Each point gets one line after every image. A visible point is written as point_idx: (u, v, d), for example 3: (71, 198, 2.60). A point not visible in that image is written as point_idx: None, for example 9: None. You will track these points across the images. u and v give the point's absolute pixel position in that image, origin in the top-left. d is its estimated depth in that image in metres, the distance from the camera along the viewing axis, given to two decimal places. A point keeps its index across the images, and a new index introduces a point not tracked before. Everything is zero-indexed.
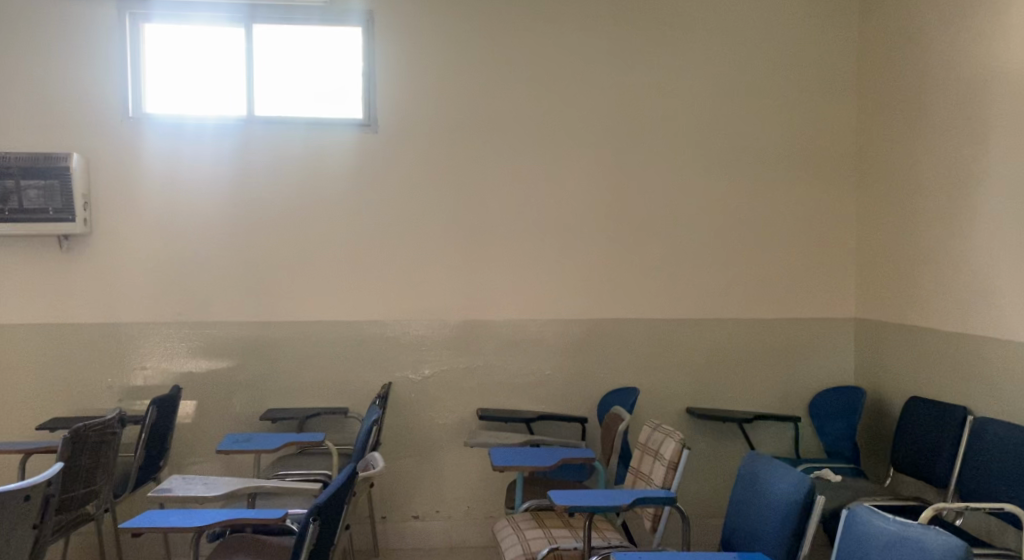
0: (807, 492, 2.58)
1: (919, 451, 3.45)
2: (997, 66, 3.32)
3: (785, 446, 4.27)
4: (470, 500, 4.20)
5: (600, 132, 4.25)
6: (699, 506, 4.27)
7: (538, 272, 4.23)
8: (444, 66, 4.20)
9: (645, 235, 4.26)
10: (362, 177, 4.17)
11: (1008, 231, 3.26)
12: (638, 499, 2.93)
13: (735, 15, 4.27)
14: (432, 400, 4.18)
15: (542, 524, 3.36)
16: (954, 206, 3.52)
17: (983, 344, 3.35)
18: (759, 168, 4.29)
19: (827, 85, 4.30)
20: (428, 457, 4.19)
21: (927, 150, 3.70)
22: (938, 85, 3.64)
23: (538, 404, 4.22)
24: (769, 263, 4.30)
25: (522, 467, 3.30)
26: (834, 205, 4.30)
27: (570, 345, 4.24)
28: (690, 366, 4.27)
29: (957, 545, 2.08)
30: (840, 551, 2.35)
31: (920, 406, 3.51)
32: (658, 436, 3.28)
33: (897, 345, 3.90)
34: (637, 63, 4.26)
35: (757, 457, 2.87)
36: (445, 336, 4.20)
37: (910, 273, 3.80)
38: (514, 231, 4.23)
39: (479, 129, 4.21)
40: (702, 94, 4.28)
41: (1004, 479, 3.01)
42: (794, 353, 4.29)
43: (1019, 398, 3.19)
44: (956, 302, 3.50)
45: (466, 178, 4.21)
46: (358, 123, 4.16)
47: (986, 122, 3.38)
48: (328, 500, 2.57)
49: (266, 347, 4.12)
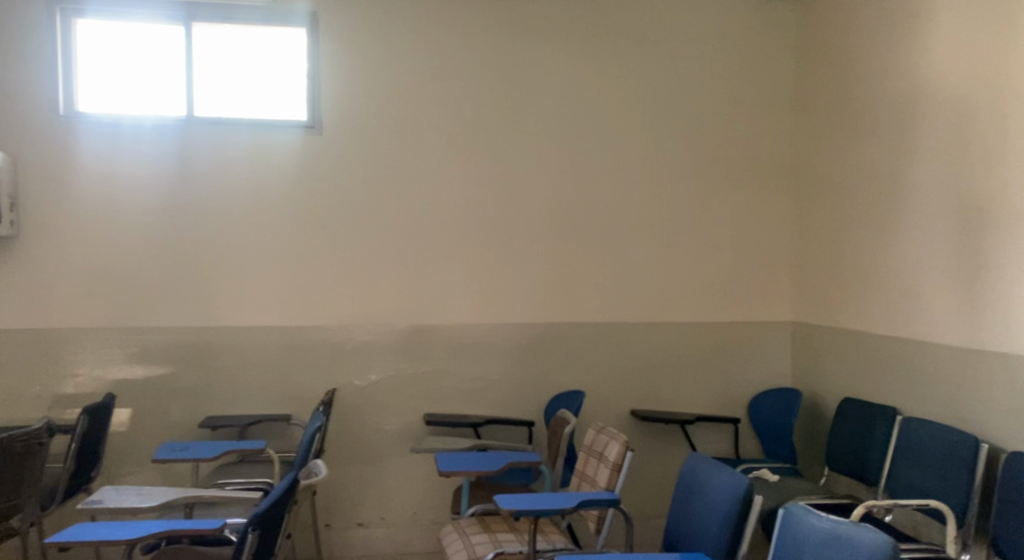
0: (745, 492, 2.62)
1: (852, 450, 3.54)
2: (923, 76, 3.43)
3: (725, 447, 4.35)
4: (416, 506, 4.18)
5: (544, 137, 4.28)
6: (643, 508, 4.32)
7: (484, 276, 4.24)
8: (390, 69, 4.18)
9: (589, 240, 4.30)
10: (306, 179, 4.12)
11: (931, 237, 3.37)
12: (582, 502, 2.95)
13: (676, 22, 4.35)
14: (377, 406, 4.15)
15: (487, 529, 3.35)
16: (884, 211, 3.63)
17: (908, 345, 3.46)
18: (701, 175, 4.36)
19: (767, 94, 4.40)
20: (372, 464, 4.15)
21: (859, 157, 3.82)
22: (869, 95, 3.76)
23: (483, 409, 4.22)
24: (711, 267, 4.37)
25: (467, 471, 3.29)
26: (772, 211, 4.40)
27: (516, 349, 4.25)
28: (634, 369, 4.32)
29: (886, 541, 2.13)
30: (778, 550, 2.40)
31: (853, 406, 3.62)
32: (602, 439, 3.30)
33: (832, 347, 4.00)
34: (582, 70, 4.30)
35: (698, 458, 2.92)
36: (390, 341, 4.17)
37: (844, 277, 3.91)
38: (459, 235, 4.22)
39: (424, 132, 4.20)
40: (645, 101, 4.34)
41: (927, 476, 3.11)
42: (735, 356, 4.38)
43: (938, 397, 3.30)
44: (886, 306, 3.61)
45: (411, 182, 4.19)
46: (303, 125, 4.11)
47: (912, 130, 3.48)
48: (267, 509, 2.52)
49: (205, 354, 4.04)
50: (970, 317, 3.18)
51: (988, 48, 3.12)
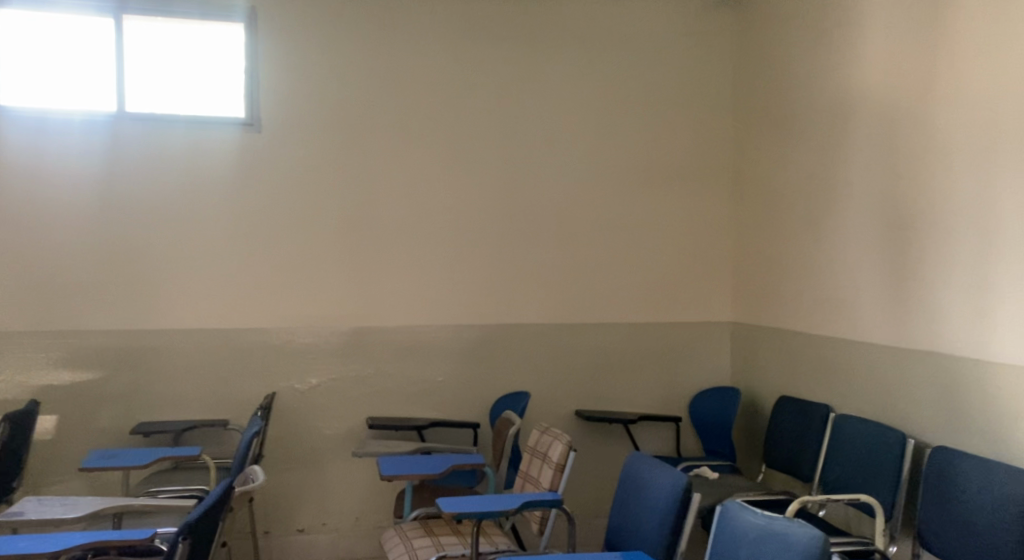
0: (684, 489, 2.64)
1: (788, 448, 3.61)
2: (852, 79, 3.51)
3: (667, 446, 4.39)
4: (358, 511, 4.13)
5: (487, 137, 4.27)
6: (587, 508, 4.33)
7: (426, 277, 4.21)
8: (328, 68, 4.12)
9: (532, 240, 4.30)
10: (243, 177, 4.03)
11: (860, 237, 3.45)
12: (524, 503, 2.94)
13: (617, 24, 4.38)
14: (318, 410, 4.09)
15: (430, 532, 3.32)
16: (819, 212, 3.71)
17: (841, 344, 3.54)
18: (642, 176, 4.40)
19: (707, 98, 4.47)
20: (313, 469, 4.08)
21: (795, 158, 3.90)
22: (803, 98, 3.84)
23: (427, 411, 4.18)
24: (652, 267, 4.42)
25: (410, 475, 3.25)
26: (712, 212, 4.47)
27: (459, 351, 4.23)
28: (578, 370, 4.34)
29: (817, 536, 2.15)
30: (715, 548, 2.42)
31: (790, 404, 3.69)
32: (546, 440, 3.30)
33: (769, 346, 4.08)
34: (524, 72, 4.30)
35: (639, 457, 2.93)
36: (331, 344, 4.11)
37: (781, 278, 3.99)
38: (402, 236, 4.18)
39: (365, 130, 4.15)
40: (587, 104, 4.36)
41: (857, 471, 3.17)
42: (676, 355, 4.42)
43: (867, 393, 3.38)
44: (821, 305, 3.68)
45: (352, 181, 4.14)
46: (241, 122, 4.03)
47: (843, 132, 3.57)
48: (200, 517, 2.45)
49: (137, 358, 3.93)
50: (894, 314, 3.25)
51: (910, 53, 3.20)
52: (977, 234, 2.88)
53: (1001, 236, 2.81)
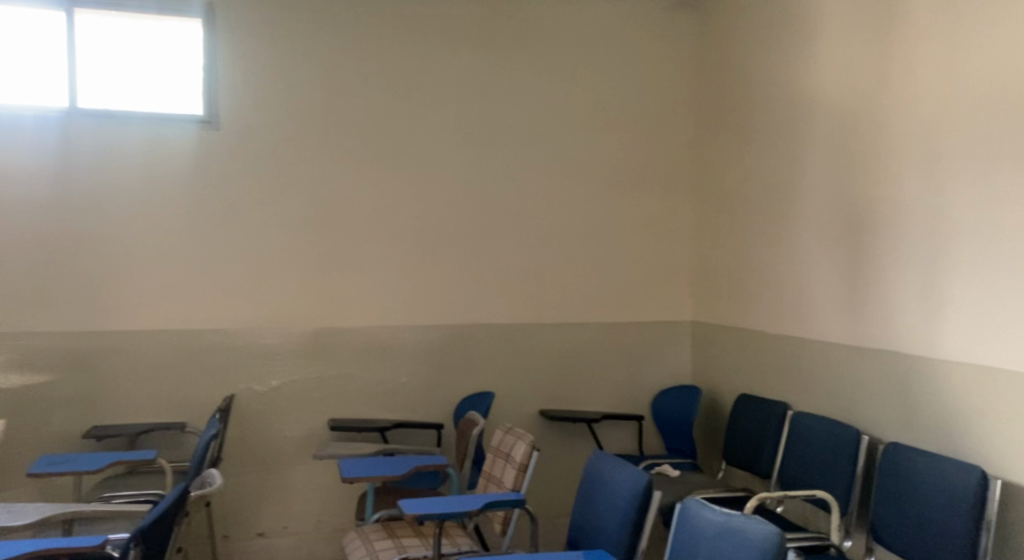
0: (645, 487, 2.65)
1: (747, 445, 3.65)
2: (809, 80, 3.55)
3: (630, 445, 4.41)
4: (320, 513, 4.08)
5: (449, 136, 4.25)
6: (550, 507, 4.33)
7: (388, 277, 4.18)
8: (288, 67, 4.06)
9: (495, 240, 4.29)
10: (201, 176, 3.97)
11: (817, 236, 3.49)
12: (487, 503, 2.91)
13: (579, 24, 4.39)
14: (278, 412, 4.03)
15: (391, 534, 3.29)
16: (777, 211, 3.76)
17: (798, 342, 3.58)
18: (604, 175, 4.42)
19: (668, 100, 4.50)
20: (273, 471, 4.03)
21: (754, 158, 3.94)
22: (762, 98, 3.88)
23: (389, 412, 4.15)
24: (614, 266, 4.44)
25: (372, 476, 3.21)
26: (673, 212, 4.50)
27: (421, 351, 4.20)
28: (541, 370, 4.33)
29: (773, 531, 2.17)
30: (675, 545, 2.43)
31: (750, 401, 3.72)
32: (510, 439, 3.29)
33: (729, 344, 4.11)
34: (486, 72, 4.29)
35: (601, 456, 2.94)
36: (291, 345, 4.06)
37: (741, 277, 4.02)
38: (363, 235, 4.15)
39: (325, 129, 4.11)
40: (549, 104, 4.36)
41: (814, 467, 3.21)
42: (638, 354, 4.44)
43: (823, 391, 3.42)
44: (779, 303, 3.73)
45: (312, 180, 4.09)
46: (198, 120, 3.96)
47: (800, 133, 3.61)
48: (153, 522, 2.40)
49: (91, 360, 3.84)
50: (849, 312, 3.29)
51: (864, 55, 3.24)
52: (928, 232, 2.92)
53: (950, 234, 2.85)
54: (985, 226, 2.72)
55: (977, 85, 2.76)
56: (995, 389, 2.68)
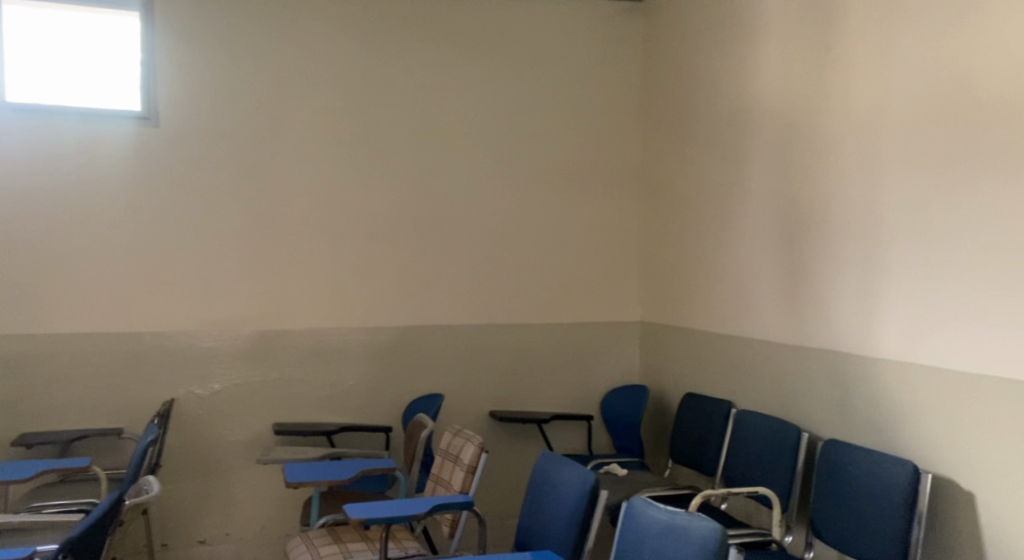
0: (592, 487, 2.64)
1: (693, 444, 3.68)
2: (751, 82, 3.60)
3: (578, 445, 4.42)
4: (264, 519, 3.99)
5: (396, 135, 4.20)
6: (499, 508, 4.31)
7: (334, 278, 4.11)
8: (229, 64, 3.97)
9: (443, 240, 4.26)
10: (139, 173, 3.85)
11: (759, 236, 3.53)
12: (434, 506, 2.86)
13: (527, 24, 4.39)
14: (220, 417, 3.93)
15: (337, 539, 3.23)
16: (722, 211, 3.79)
17: (741, 341, 3.62)
18: (552, 175, 4.42)
19: (616, 101, 4.52)
20: (214, 478, 3.93)
21: (699, 158, 3.98)
22: (706, 100, 3.92)
23: (335, 416, 4.08)
24: (562, 266, 4.43)
25: (317, 481, 3.15)
26: (621, 212, 4.52)
27: (368, 353, 4.15)
28: (490, 371, 4.31)
29: (716, 528, 2.18)
30: (620, 545, 2.42)
31: (696, 400, 3.75)
32: (459, 441, 3.26)
33: (676, 344, 4.14)
34: (433, 72, 4.25)
35: (550, 457, 2.92)
36: (234, 348, 3.97)
37: (688, 277, 4.05)
38: (308, 236, 4.08)
39: (268, 127, 4.03)
40: (496, 104, 4.34)
41: (757, 464, 3.24)
42: (587, 355, 4.45)
43: (766, 389, 3.46)
44: (724, 303, 3.76)
45: (255, 179, 4.01)
46: (136, 116, 3.85)
47: (743, 134, 3.65)
48: (85, 531, 2.31)
49: (21, 365, 3.70)
50: (790, 311, 3.33)
51: (802, 58, 3.29)
52: (863, 231, 2.97)
53: (881, 235, 2.89)
54: (914, 225, 2.77)
55: (908, 87, 2.80)
56: (923, 387, 2.72)
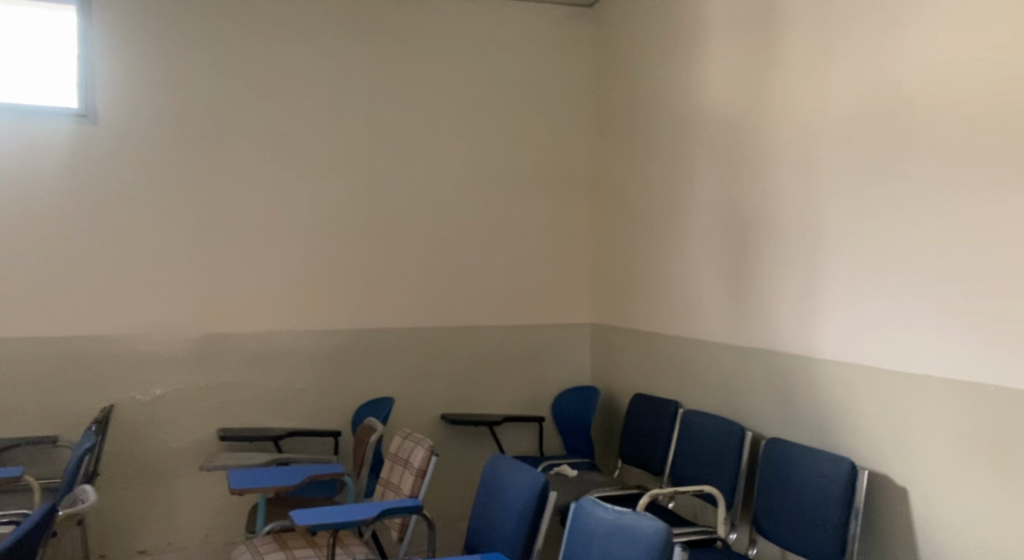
0: (541, 488, 2.63)
1: (641, 443, 3.70)
2: (697, 86, 3.63)
3: (529, 446, 4.41)
4: (208, 527, 3.89)
5: (344, 136, 4.15)
6: (449, 512, 4.28)
7: (280, 280, 4.04)
8: (171, 62, 3.88)
9: (392, 241, 4.21)
10: (76, 173, 3.73)
11: (706, 238, 3.56)
12: (382, 511, 2.81)
13: (477, 26, 4.37)
14: (162, 423, 3.83)
15: (283, 546, 3.16)
16: (669, 214, 3.82)
17: (689, 341, 3.65)
18: (502, 177, 4.41)
19: (567, 105, 4.53)
20: (156, 485, 3.82)
21: (647, 161, 4.00)
22: (654, 103, 3.94)
23: (282, 421, 4.01)
24: (513, 268, 4.42)
25: (263, 487, 3.07)
26: (571, 214, 4.52)
27: (315, 357, 4.08)
28: (441, 374, 4.28)
29: (662, 527, 2.18)
30: (569, 545, 2.41)
31: (645, 400, 3.77)
32: (408, 445, 3.22)
33: (625, 345, 4.16)
34: (382, 73, 4.21)
35: (500, 459, 2.90)
36: (177, 353, 3.87)
37: (637, 279, 4.07)
38: (253, 237, 4.00)
39: (212, 126, 3.94)
40: (447, 106, 4.32)
41: (703, 463, 3.27)
42: (537, 356, 4.45)
43: (713, 389, 3.49)
44: (671, 304, 3.79)
45: (198, 180, 3.92)
46: (74, 113, 3.73)
47: (690, 137, 3.68)
48: (17, 543, 2.21)
49: None
50: (735, 312, 3.36)
51: (746, 63, 3.33)
52: (804, 234, 3.01)
53: (821, 237, 2.93)
54: (851, 227, 2.80)
55: (845, 92, 2.84)
56: (860, 387, 2.76)
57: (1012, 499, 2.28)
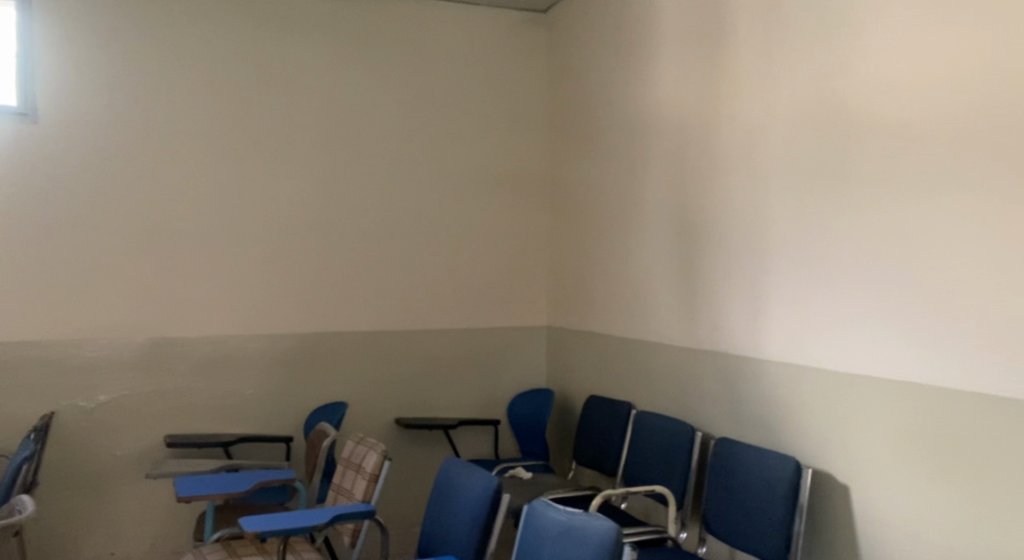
0: (495, 491, 2.61)
1: (595, 444, 3.70)
2: (650, 90, 3.65)
3: (484, 449, 4.39)
4: (154, 536, 3.80)
5: (296, 137, 4.08)
6: (403, 517, 4.23)
7: (229, 283, 3.96)
8: (114, 60, 3.78)
9: (344, 244, 4.16)
10: (15, 172, 3.61)
11: (658, 241, 3.58)
12: (334, 516, 2.76)
13: (431, 28, 4.34)
14: (106, 430, 3.73)
15: (231, 554, 3.09)
16: (623, 217, 3.83)
17: (642, 344, 3.66)
18: (457, 179, 4.38)
19: (522, 108, 4.52)
20: (99, 494, 3.71)
21: (601, 164, 4.01)
22: (608, 107, 3.96)
23: (232, 426, 3.93)
24: (467, 271, 4.40)
25: (210, 494, 3.00)
26: (526, 217, 4.52)
27: (266, 361, 4.00)
28: (395, 378, 4.23)
29: (611, 528, 2.18)
30: (521, 547, 2.40)
31: (599, 401, 3.78)
32: (361, 450, 3.17)
33: (580, 348, 4.17)
34: (335, 75, 4.16)
35: (454, 462, 2.87)
36: (122, 358, 3.77)
37: (592, 281, 4.08)
38: (202, 239, 3.91)
39: (158, 127, 3.85)
40: (400, 109, 4.28)
41: (655, 464, 3.28)
42: (492, 359, 4.43)
43: (665, 390, 3.51)
44: (625, 306, 3.80)
45: (144, 181, 3.82)
46: (13, 111, 3.61)
47: (642, 141, 3.70)
48: None
49: None
50: (687, 314, 3.38)
51: (696, 67, 3.35)
52: (753, 236, 3.04)
53: (769, 239, 2.96)
54: (798, 230, 2.83)
55: (792, 97, 2.87)
56: (807, 387, 2.79)
57: (947, 498, 2.33)
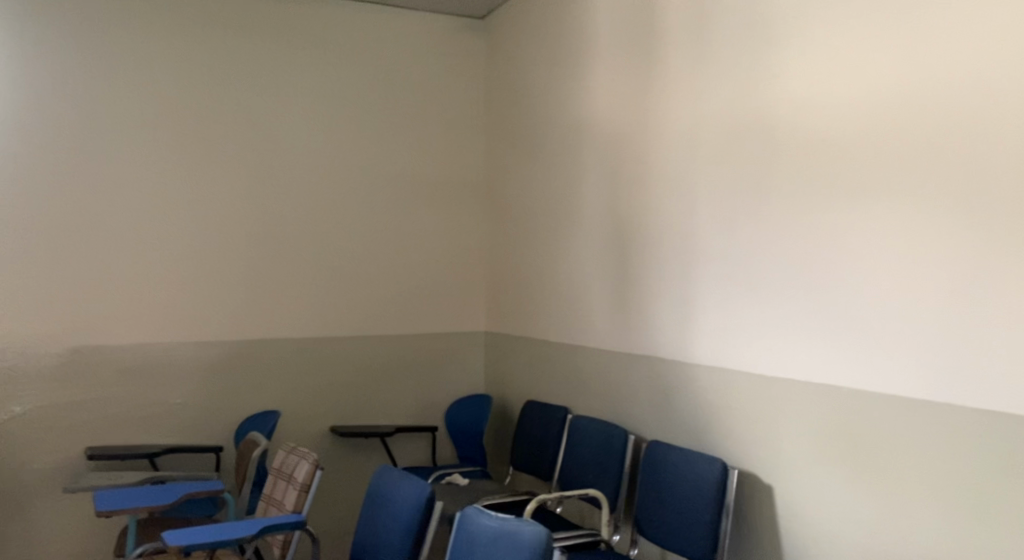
0: (428, 498, 2.55)
1: (531, 449, 3.66)
2: (584, 95, 3.64)
3: (420, 456, 4.32)
4: (73, 552, 3.62)
5: (225, 139, 3.96)
6: (337, 526, 4.13)
7: (154, 289, 3.81)
8: (31, 55, 3.60)
9: (276, 248, 4.05)
10: None
11: (593, 245, 3.57)
12: (263, 528, 2.65)
13: (365, 31, 4.27)
14: (21, 443, 3.54)
15: None
16: (559, 221, 3.81)
17: (578, 348, 3.65)
18: (393, 183, 4.31)
19: (458, 112, 4.48)
20: (14, 510, 3.53)
21: (537, 168, 3.99)
22: (544, 111, 3.94)
23: (157, 437, 3.78)
24: (403, 275, 4.33)
25: (133, 507, 2.86)
26: (463, 221, 4.47)
27: (194, 369, 3.86)
28: (329, 384, 4.13)
29: (543, 532, 2.14)
30: (453, 555, 2.35)
31: (535, 406, 3.74)
32: (292, 459, 3.07)
33: (517, 352, 4.13)
34: (265, 75, 4.05)
35: (385, 469, 2.80)
36: (38, 368, 3.59)
37: (528, 286, 4.05)
38: (125, 242, 3.76)
39: (78, 126, 3.68)
40: (335, 111, 4.20)
41: (590, 467, 3.26)
42: (429, 364, 4.36)
43: (601, 393, 3.50)
44: (561, 310, 3.79)
45: (63, 181, 3.65)
46: None
47: (577, 145, 3.69)
48: None
49: None
50: (622, 318, 3.38)
51: (630, 73, 3.35)
52: (683, 239, 3.05)
53: (699, 242, 2.98)
54: (727, 232, 2.85)
55: (721, 102, 2.89)
56: (735, 388, 2.80)
57: (867, 496, 2.36)
